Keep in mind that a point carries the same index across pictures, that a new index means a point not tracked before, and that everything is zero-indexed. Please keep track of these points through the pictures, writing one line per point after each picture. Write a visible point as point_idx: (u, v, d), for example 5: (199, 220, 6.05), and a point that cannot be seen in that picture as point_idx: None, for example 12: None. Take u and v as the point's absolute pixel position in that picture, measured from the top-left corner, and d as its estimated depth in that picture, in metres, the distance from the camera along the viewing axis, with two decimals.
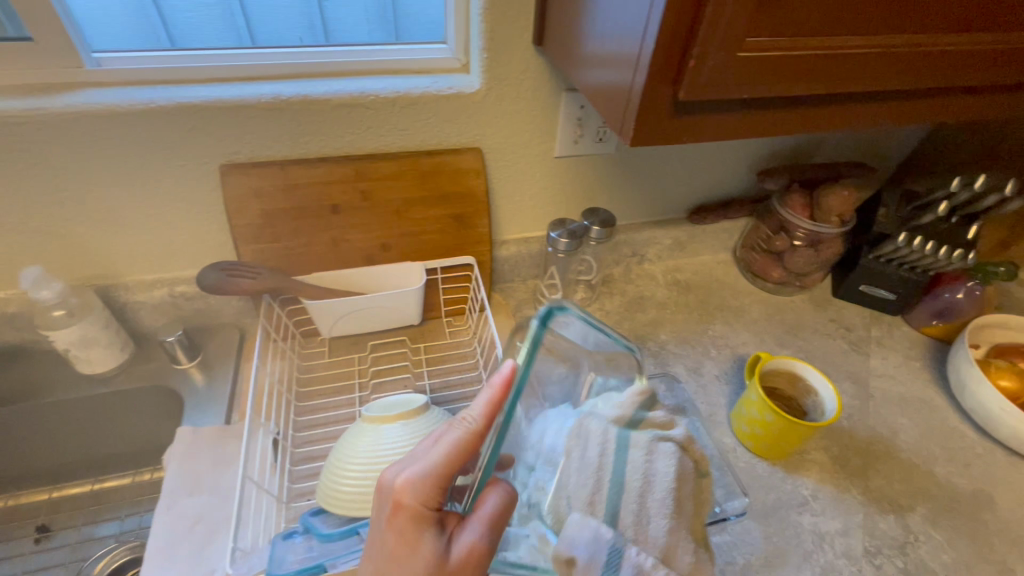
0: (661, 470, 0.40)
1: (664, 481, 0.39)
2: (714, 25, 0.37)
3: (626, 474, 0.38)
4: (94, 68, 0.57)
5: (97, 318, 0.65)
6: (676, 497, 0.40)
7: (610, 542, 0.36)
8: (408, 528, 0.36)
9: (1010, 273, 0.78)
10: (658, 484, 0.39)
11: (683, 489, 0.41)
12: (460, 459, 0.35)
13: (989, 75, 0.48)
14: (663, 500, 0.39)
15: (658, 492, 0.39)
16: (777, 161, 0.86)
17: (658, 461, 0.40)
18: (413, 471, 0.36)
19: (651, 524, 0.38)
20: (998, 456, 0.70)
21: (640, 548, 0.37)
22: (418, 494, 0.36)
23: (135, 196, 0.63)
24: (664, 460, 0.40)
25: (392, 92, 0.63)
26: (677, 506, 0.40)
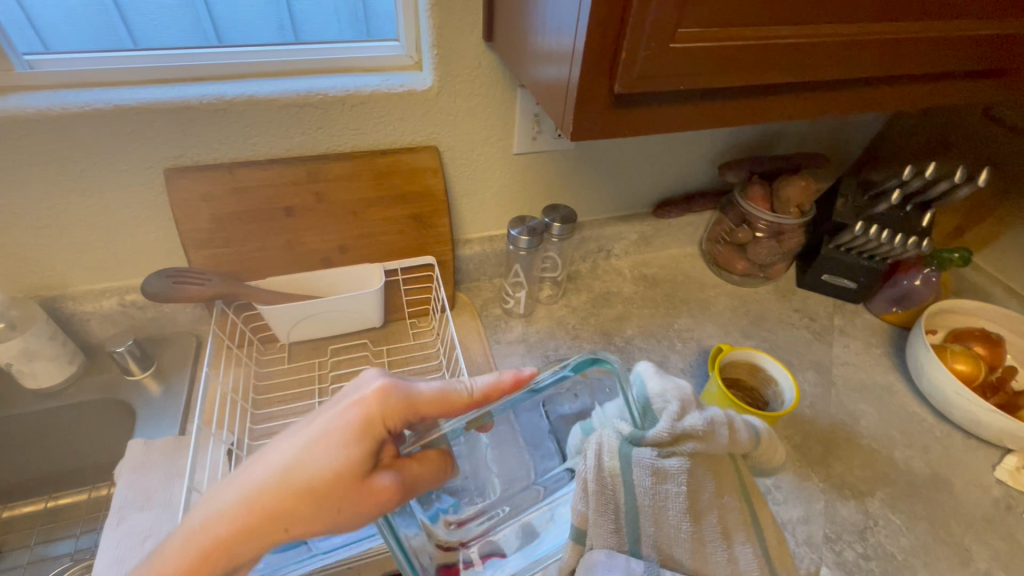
0: (674, 493, 0.37)
1: (679, 505, 0.37)
2: (642, 18, 0.37)
3: (638, 501, 0.36)
4: (25, 71, 0.55)
5: (42, 330, 0.63)
6: (695, 507, 0.38)
7: (645, 573, 0.36)
8: (355, 430, 0.38)
9: (965, 259, 0.78)
10: (672, 509, 0.37)
11: (703, 494, 0.38)
12: (442, 402, 0.39)
13: (927, 64, 0.49)
14: (686, 519, 0.37)
15: (676, 513, 0.37)
16: (738, 153, 0.86)
17: (669, 484, 0.36)
18: (407, 384, 0.39)
19: (677, 546, 0.38)
20: (954, 438, 0.72)
21: (673, 570, 0.37)
22: (387, 404, 0.38)
23: (76, 202, 0.61)
24: (676, 477, 0.36)
25: (342, 91, 0.62)
26: (699, 516, 0.38)
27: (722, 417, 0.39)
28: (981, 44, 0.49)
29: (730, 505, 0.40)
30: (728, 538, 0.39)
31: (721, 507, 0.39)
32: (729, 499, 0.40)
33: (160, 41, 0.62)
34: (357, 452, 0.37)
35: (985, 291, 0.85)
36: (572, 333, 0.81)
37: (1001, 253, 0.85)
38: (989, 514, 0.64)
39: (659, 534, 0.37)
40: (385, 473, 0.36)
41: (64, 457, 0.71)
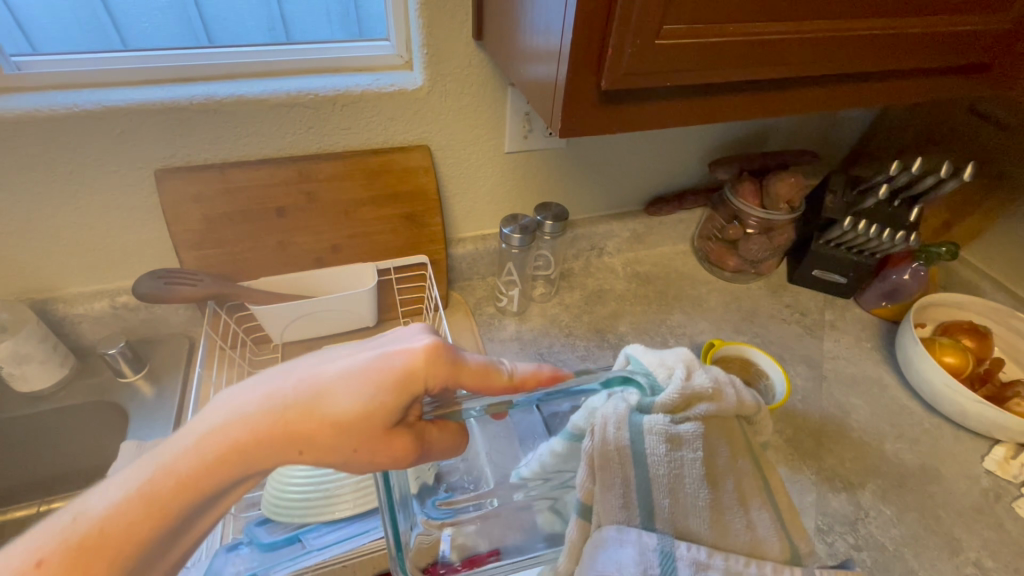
0: (688, 459, 0.37)
1: (695, 472, 0.37)
2: (627, 15, 0.37)
3: (652, 473, 0.37)
4: (13, 73, 0.55)
5: (32, 333, 0.62)
6: (711, 473, 0.39)
7: (658, 548, 0.36)
8: (389, 379, 0.35)
9: (952, 253, 0.79)
10: (688, 476, 0.37)
11: (717, 458, 0.39)
12: (483, 378, 0.37)
13: (911, 60, 0.50)
14: (702, 487, 0.38)
15: (689, 482, 0.38)
16: (728, 151, 0.87)
17: (683, 451, 0.37)
18: (456, 351, 0.37)
19: (691, 518, 0.38)
20: (944, 430, 0.72)
21: (689, 542, 0.38)
22: (433, 365, 0.36)
23: (66, 204, 0.61)
24: (691, 443, 0.37)
25: (333, 91, 0.62)
26: (714, 483, 0.39)
27: (727, 378, 0.40)
28: (964, 39, 0.49)
29: (746, 468, 0.40)
30: (745, 505, 0.40)
31: (737, 471, 0.40)
32: (746, 462, 0.40)
33: (150, 43, 0.62)
34: (387, 402, 0.35)
35: (973, 284, 0.86)
36: (565, 330, 0.81)
37: (989, 246, 0.86)
38: (978, 504, 0.65)
39: (676, 501, 0.38)
40: (407, 434, 0.35)
41: (57, 460, 0.71)
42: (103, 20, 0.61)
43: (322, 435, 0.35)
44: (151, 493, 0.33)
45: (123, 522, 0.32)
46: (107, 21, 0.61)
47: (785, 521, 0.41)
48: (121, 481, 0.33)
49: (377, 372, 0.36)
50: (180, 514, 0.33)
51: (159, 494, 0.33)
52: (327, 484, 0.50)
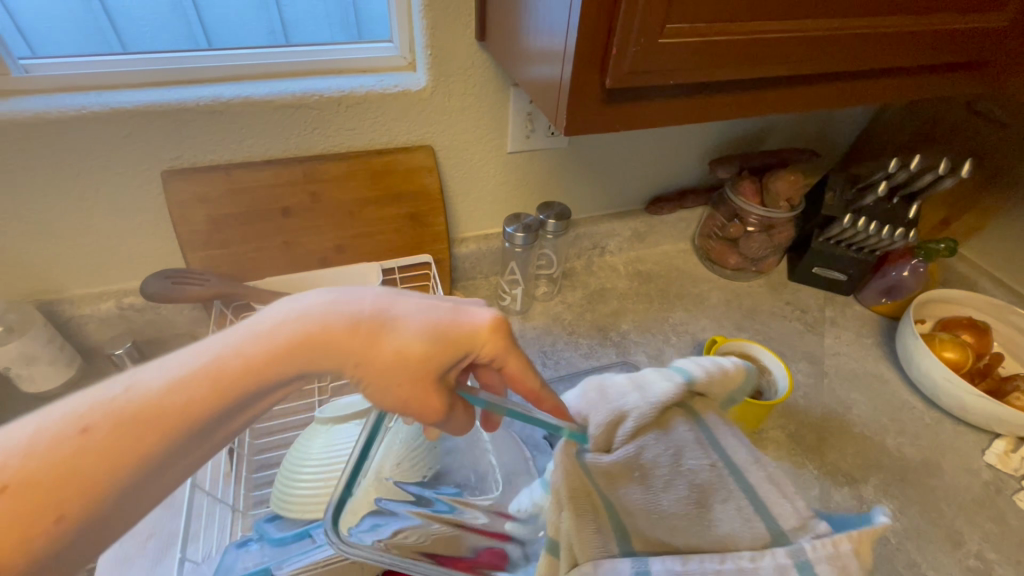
0: (630, 486, 0.37)
1: (642, 491, 0.37)
2: (631, 14, 0.38)
3: (610, 501, 0.37)
4: (21, 76, 0.55)
5: (40, 334, 0.63)
6: (658, 477, 0.36)
7: (631, 570, 0.35)
8: (448, 331, 0.37)
9: (951, 248, 0.80)
10: (634, 495, 0.37)
11: (659, 464, 0.36)
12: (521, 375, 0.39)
13: (909, 58, 0.50)
14: (657, 499, 0.36)
15: (643, 495, 0.37)
16: (727, 150, 0.88)
17: (625, 479, 0.37)
18: (514, 335, 0.39)
19: (655, 529, 0.36)
20: (945, 425, 0.73)
21: (665, 556, 0.36)
22: (493, 337, 0.38)
23: (73, 206, 0.61)
24: (631, 470, 0.36)
25: (337, 91, 0.62)
26: (670, 487, 0.36)
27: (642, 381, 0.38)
28: (960, 37, 0.50)
29: (699, 457, 0.36)
30: (707, 503, 0.36)
31: (687, 466, 0.36)
32: (701, 451, 0.36)
33: (154, 46, 0.63)
34: (440, 352, 0.36)
35: (972, 280, 0.87)
36: (568, 329, 0.82)
37: (987, 243, 0.87)
38: (979, 498, 0.65)
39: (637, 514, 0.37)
40: (447, 391, 0.36)
41: None
42: (103, 24, 0.62)
43: (383, 363, 0.35)
44: (211, 376, 0.32)
45: (177, 399, 0.31)
46: (103, 21, 0.62)
47: (764, 498, 0.34)
48: (178, 360, 0.33)
49: (447, 324, 0.37)
50: (235, 400, 0.33)
51: (225, 373, 0.32)
52: (333, 480, 0.50)
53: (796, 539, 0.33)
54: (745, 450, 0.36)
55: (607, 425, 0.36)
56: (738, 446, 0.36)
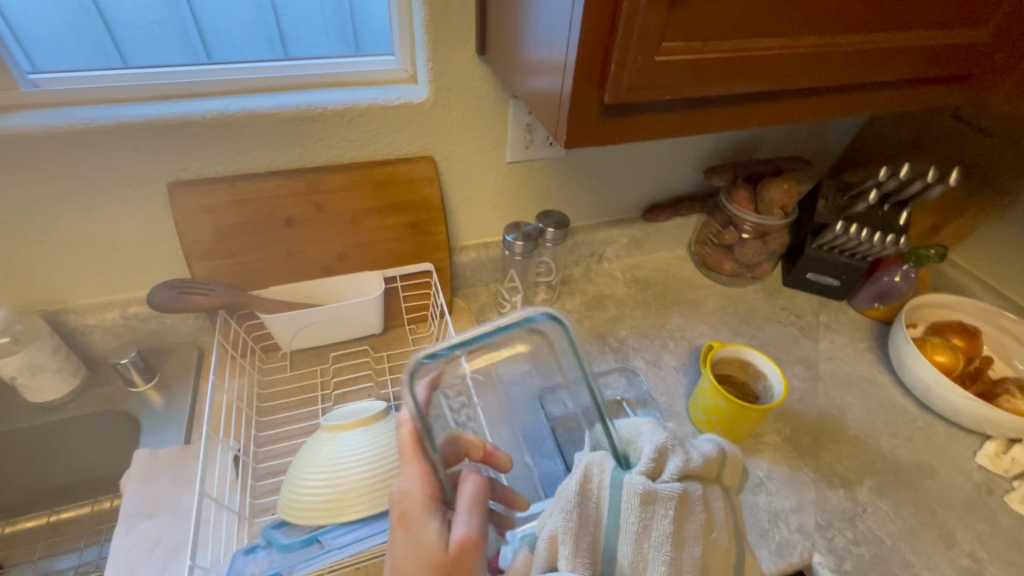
0: (658, 520, 0.39)
1: (663, 527, 0.39)
2: (629, 32, 0.40)
3: (621, 518, 0.39)
4: (30, 90, 0.56)
5: (46, 344, 0.63)
6: (680, 535, 0.39)
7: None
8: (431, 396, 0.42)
9: (941, 255, 0.82)
10: (656, 528, 0.39)
11: (690, 522, 0.40)
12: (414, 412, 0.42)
13: (896, 72, 0.52)
14: (667, 544, 0.38)
15: (655, 537, 0.39)
16: (722, 158, 0.89)
17: (656, 506, 0.39)
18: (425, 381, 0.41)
19: (650, 571, 0.38)
20: (937, 427, 0.75)
21: None
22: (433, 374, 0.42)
23: (80, 218, 0.62)
24: (660, 510, 0.39)
25: (340, 104, 0.64)
26: (678, 544, 0.39)
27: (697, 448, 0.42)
28: (945, 52, 0.52)
29: (720, 529, 0.41)
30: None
31: (706, 534, 0.40)
32: (721, 520, 0.41)
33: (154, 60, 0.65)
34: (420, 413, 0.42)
35: (962, 285, 0.89)
36: None
37: (976, 248, 0.89)
38: (972, 499, 0.67)
39: (636, 560, 0.38)
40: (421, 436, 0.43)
41: (67, 470, 0.72)
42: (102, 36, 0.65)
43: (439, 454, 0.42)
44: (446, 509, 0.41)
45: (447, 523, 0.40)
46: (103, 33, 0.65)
47: None
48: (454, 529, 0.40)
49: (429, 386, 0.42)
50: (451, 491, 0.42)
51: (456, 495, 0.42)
52: (341, 486, 0.51)
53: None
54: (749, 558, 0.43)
55: (658, 459, 0.41)
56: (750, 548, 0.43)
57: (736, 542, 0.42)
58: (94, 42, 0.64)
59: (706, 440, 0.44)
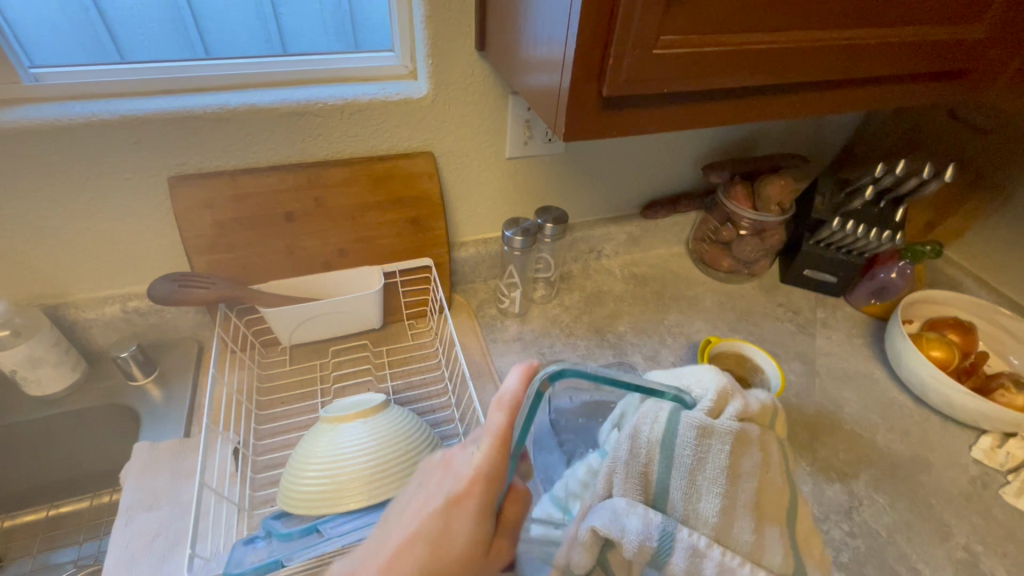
0: (715, 453, 0.39)
1: (719, 461, 0.39)
2: (627, 26, 0.40)
3: (676, 450, 0.39)
4: (31, 84, 0.57)
5: (46, 337, 0.64)
6: (736, 470, 0.40)
7: (659, 525, 0.38)
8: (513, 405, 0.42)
9: (935, 252, 0.83)
10: (711, 463, 0.39)
11: (744, 460, 0.40)
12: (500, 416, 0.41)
13: (892, 67, 0.53)
14: (721, 477, 0.39)
15: (710, 470, 0.39)
16: (720, 156, 0.90)
17: (712, 440, 0.40)
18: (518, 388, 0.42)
19: (702, 502, 0.39)
20: (932, 422, 0.75)
21: (689, 526, 0.39)
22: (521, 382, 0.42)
23: (80, 211, 0.62)
24: (715, 445, 0.40)
25: (341, 100, 0.64)
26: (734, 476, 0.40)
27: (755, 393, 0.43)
28: (940, 47, 0.53)
29: (771, 468, 0.41)
30: (758, 511, 0.40)
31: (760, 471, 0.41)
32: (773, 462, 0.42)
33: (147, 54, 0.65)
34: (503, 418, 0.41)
35: (958, 282, 0.90)
36: (566, 331, 0.83)
37: (973, 245, 0.89)
38: (967, 492, 0.67)
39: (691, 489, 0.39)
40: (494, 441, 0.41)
41: (67, 464, 0.72)
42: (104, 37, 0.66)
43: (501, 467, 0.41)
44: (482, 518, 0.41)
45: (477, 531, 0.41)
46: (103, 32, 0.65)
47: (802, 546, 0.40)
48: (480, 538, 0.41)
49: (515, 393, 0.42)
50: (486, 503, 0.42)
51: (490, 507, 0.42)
52: (339, 476, 0.51)
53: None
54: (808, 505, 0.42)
55: (718, 401, 0.42)
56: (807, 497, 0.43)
57: (788, 485, 0.42)
58: (90, 37, 0.64)
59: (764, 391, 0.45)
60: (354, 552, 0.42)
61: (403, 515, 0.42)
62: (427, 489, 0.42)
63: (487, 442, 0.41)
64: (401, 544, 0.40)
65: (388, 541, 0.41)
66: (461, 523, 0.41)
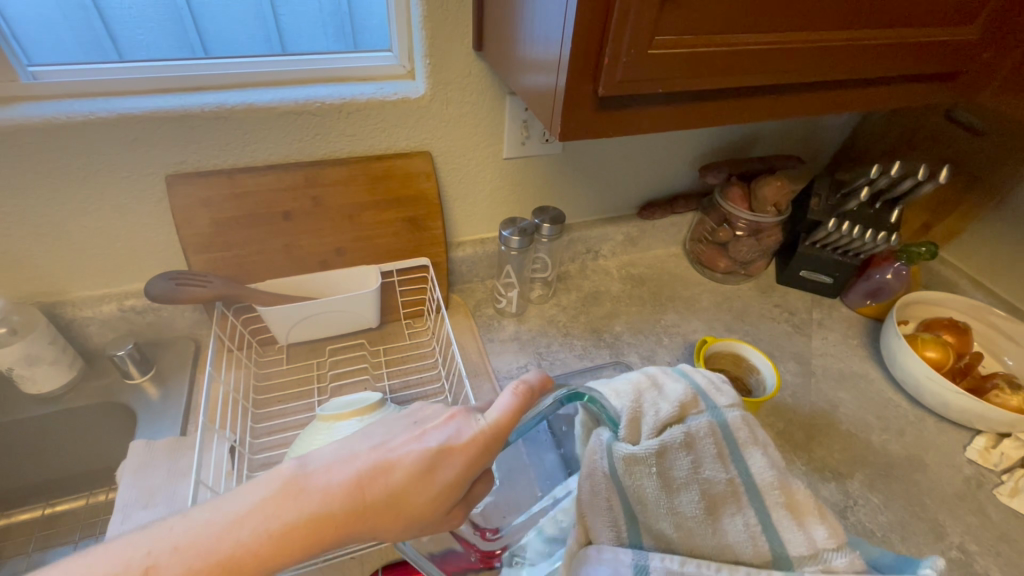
0: (646, 478, 0.39)
1: (653, 485, 0.39)
2: (623, 26, 0.40)
3: (622, 485, 0.40)
4: (30, 82, 0.57)
5: (43, 335, 0.64)
6: (671, 482, 0.39)
7: (630, 562, 0.39)
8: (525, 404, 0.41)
9: (931, 252, 0.83)
10: (647, 489, 0.40)
11: (676, 467, 0.39)
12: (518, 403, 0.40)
13: (884, 69, 0.53)
14: (672, 497, 0.39)
15: (653, 496, 0.40)
16: (716, 157, 0.90)
17: (640, 467, 0.40)
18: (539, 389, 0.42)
19: (660, 524, 0.40)
20: (927, 422, 0.75)
21: (664, 552, 0.40)
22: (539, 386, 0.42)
23: (78, 209, 0.62)
24: (644, 473, 0.39)
25: (339, 99, 0.64)
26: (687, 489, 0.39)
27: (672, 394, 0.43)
28: (934, 49, 0.53)
29: (710, 460, 0.40)
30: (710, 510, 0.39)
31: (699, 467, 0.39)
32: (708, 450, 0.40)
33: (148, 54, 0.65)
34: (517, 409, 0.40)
35: (952, 283, 0.90)
36: (563, 330, 0.83)
37: (968, 247, 0.90)
38: (961, 492, 0.68)
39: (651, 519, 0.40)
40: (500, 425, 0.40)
41: (62, 462, 0.72)
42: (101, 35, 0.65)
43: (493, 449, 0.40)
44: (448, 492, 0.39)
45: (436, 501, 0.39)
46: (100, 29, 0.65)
47: (774, 521, 0.38)
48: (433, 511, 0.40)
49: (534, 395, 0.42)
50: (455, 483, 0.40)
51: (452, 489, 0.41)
52: None
53: (801, 566, 0.37)
54: (769, 473, 0.39)
55: (632, 423, 0.41)
56: (761, 466, 0.39)
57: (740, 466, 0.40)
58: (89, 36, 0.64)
59: (678, 387, 0.43)
60: (325, 452, 0.40)
61: (387, 438, 0.40)
62: (422, 430, 0.41)
63: (495, 418, 0.40)
64: (380, 464, 0.39)
65: (363, 458, 0.39)
66: (447, 470, 0.39)
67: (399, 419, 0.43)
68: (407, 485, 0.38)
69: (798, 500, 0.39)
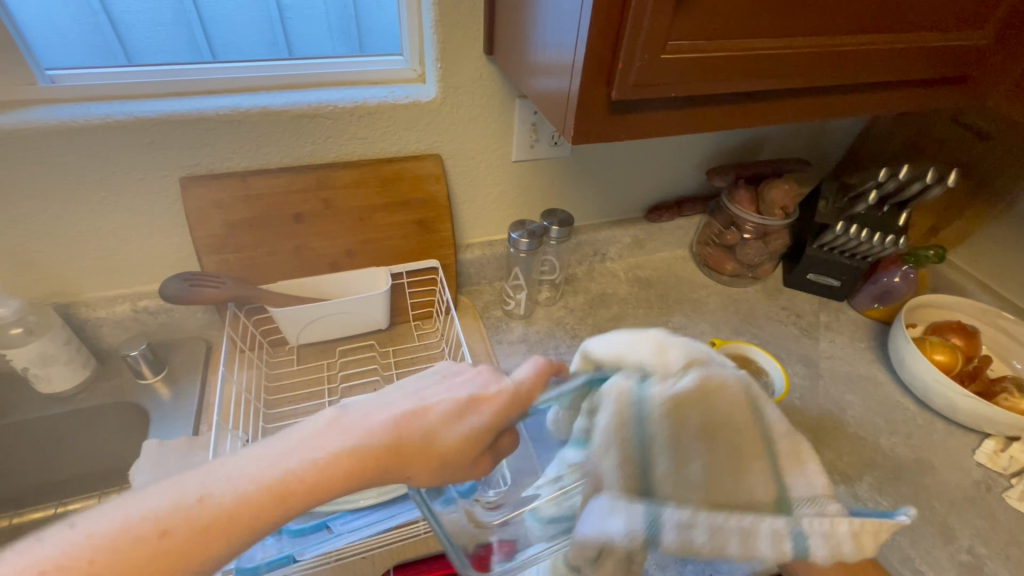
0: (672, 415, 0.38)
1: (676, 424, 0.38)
2: (636, 31, 0.41)
3: (644, 426, 0.38)
4: (47, 86, 0.58)
5: (58, 335, 0.64)
6: (696, 425, 0.38)
7: (646, 512, 0.36)
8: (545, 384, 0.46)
9: (939, 255, 0.83)
10: (671, 429, 0.38)
11: (702, 408, 0.38)
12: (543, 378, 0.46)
13: (894, 73, 0.53)
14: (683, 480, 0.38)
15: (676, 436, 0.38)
16: (724, 160, 0.91)
17: (668, 405, 0.38)
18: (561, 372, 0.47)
19: (677, 472, 0.38)
20: (936, 425, 0.75)
21: (680, 506, 0.37)
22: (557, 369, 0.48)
23: (94, 211, 0.63)
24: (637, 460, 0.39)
25: (351, 102, 0.65)
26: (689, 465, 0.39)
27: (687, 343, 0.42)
28: (944, 53, 0.53)
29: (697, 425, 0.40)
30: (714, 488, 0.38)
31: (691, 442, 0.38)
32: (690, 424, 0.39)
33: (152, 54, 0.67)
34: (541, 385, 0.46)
35: (960, 286, 0.90)
36: (570, 332, 0.84)
37: (975, 249, 0.90)
38: (970, 495, 0.67)
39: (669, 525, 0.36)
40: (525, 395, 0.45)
41: (74, 462, 0.72)
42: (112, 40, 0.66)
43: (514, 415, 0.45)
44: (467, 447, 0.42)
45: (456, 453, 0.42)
46: (111, 34, 0.65)
47: (783, 469, 0.39)
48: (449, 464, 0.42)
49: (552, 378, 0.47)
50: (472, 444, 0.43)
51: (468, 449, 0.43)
52: None
53: (800, 509, 0.38)
54: (782, 422, 0.41)
55: (660, 359, 0.40)
56: (777, 415, 0.41)
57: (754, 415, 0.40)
58: (101, 41, 0.65)
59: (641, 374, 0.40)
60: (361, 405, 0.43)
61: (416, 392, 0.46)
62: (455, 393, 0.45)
63: (522, 386, 0.45)
64: (415, 413, 0.43)
65: (399, 406, 0.43)
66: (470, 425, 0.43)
67: (432, 375, 0.48)
68: (431, 437, 0.42)
69: (796, 447, 0.41)
